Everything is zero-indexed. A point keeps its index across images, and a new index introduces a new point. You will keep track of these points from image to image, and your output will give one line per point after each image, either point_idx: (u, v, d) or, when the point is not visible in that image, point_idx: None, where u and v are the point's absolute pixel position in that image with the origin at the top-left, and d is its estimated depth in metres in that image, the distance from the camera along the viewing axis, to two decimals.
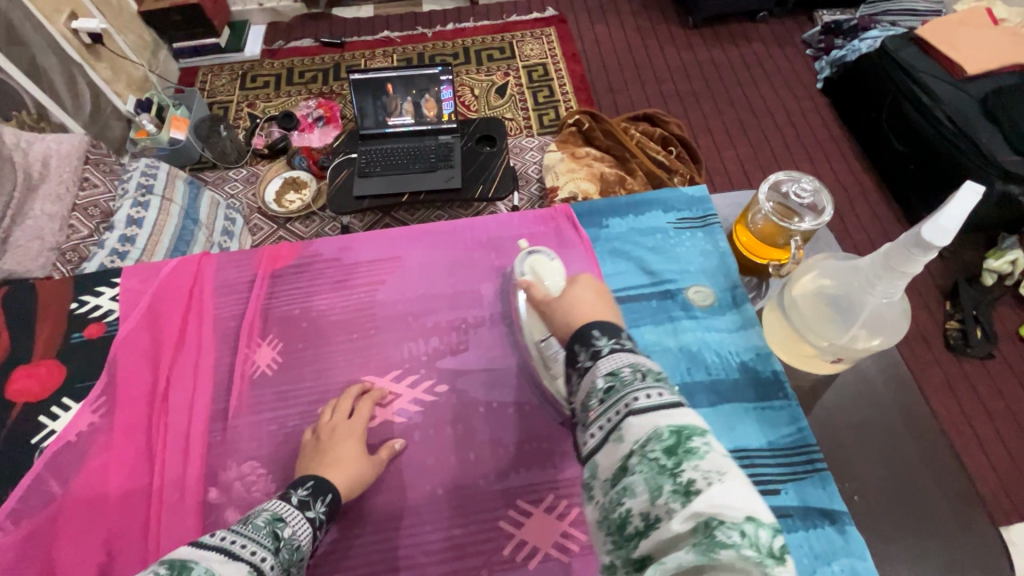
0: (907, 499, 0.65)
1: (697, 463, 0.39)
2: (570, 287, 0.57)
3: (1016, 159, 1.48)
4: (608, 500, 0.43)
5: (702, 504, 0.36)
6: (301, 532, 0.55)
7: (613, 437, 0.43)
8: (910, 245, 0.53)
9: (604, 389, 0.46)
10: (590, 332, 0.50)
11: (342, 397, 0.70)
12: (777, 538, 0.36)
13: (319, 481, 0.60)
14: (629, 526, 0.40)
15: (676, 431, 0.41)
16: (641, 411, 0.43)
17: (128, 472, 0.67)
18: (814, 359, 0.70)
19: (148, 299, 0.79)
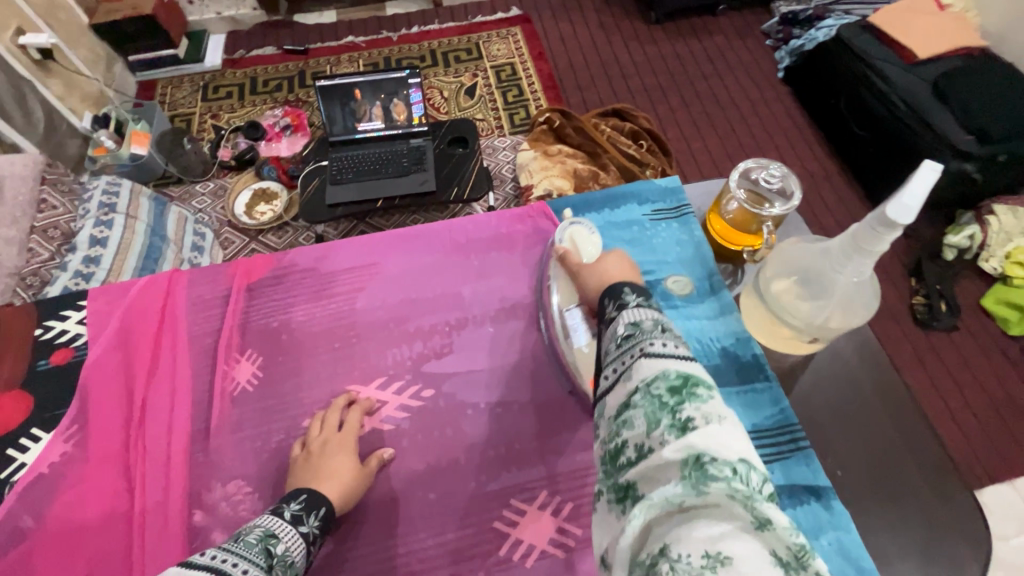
0: (888, 471, 0.67)
1: (700, 405, 0.39)
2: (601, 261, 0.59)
3: (968, 138, 1.54)
4: (608, 433, 0.43)
5: (698, 440, 0.36)
6: (294, 547, 0.54)
7: (620, 374, 0.43)
8: (875, 224, 0.54)
9: (623, 334, 0.46)
10: (621, 289, 0.51)
11: (330, 409, 0.69)
12: (767, 485, 0.36)
13: (312, 494, 0.59)
14: (621, 457, 0.40)
15: (684, 375, 0.41)
16: (654, 353, 0.43)
17: (107, 500, 0.64)
18: (791, 339, 0.72)
19: (117, 320, 0.76)
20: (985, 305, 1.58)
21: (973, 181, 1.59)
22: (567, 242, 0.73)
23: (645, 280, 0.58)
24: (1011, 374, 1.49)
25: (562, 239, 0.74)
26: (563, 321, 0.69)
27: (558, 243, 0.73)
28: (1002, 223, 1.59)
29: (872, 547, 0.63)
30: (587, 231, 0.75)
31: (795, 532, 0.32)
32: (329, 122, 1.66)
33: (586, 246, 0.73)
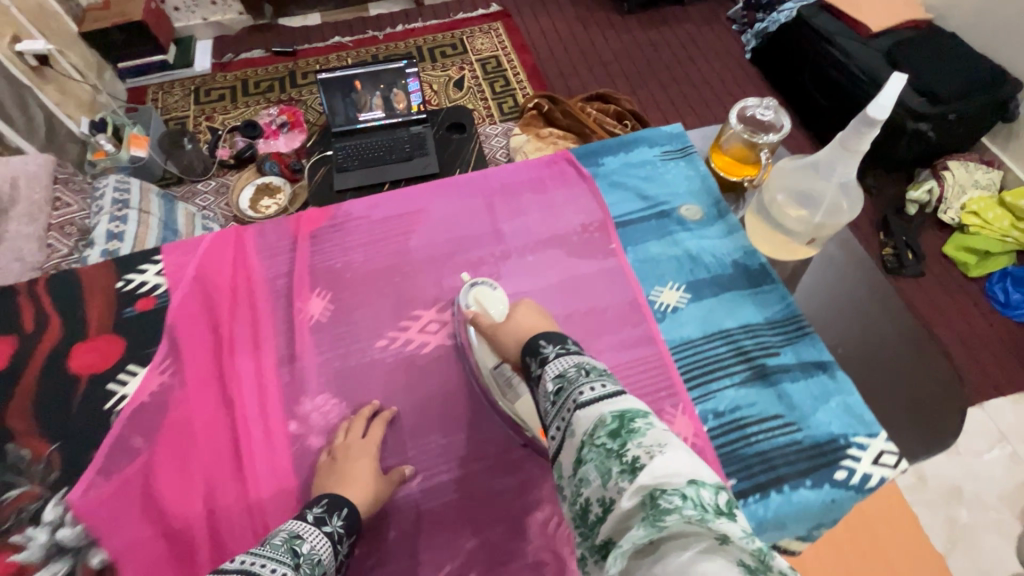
0: (877, 345, 0.80)
1: (640, 442, 0.42)
2: (515, 312, 0.66)
3: (921, 100, 1.71)
4: (572, 493, 0.46)
5: (647, 478, 0.39)
6: (320, 545, 0.57)
7: (565, 432, 0.48)
8: (858, 125, 0.66)
9: (555, 390, 0.51)
10: (537, 344, 0.58)
11: (355, 419, 0.71)
12: (722, 499, 0.38)
13: (332, 497, 0.63)
14: (591, 514, 0.43)
15: (619, 416, 0.45)
16: (587, 403, 0.47)
17: (210, 420, 0.72)
18: (791, 245, 0.84)
19: (193, 269, 0.83)
20: (948, 252, 1.76)
21: (928, 139, 1.76)
22: (474, 306, 0.76)
23: (550, 321, 0.66)
24: (971, 310, 1.68)
25: (468, 302, 0.76)
26: (496, 379, 0.71)
27: (466, 309, 0.76)
28: (956, 177, 1.79)
29: (873, 406, 0.75)
30: (489, 288, 0.77)
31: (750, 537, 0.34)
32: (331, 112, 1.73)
33: (494, 304, 0.75)
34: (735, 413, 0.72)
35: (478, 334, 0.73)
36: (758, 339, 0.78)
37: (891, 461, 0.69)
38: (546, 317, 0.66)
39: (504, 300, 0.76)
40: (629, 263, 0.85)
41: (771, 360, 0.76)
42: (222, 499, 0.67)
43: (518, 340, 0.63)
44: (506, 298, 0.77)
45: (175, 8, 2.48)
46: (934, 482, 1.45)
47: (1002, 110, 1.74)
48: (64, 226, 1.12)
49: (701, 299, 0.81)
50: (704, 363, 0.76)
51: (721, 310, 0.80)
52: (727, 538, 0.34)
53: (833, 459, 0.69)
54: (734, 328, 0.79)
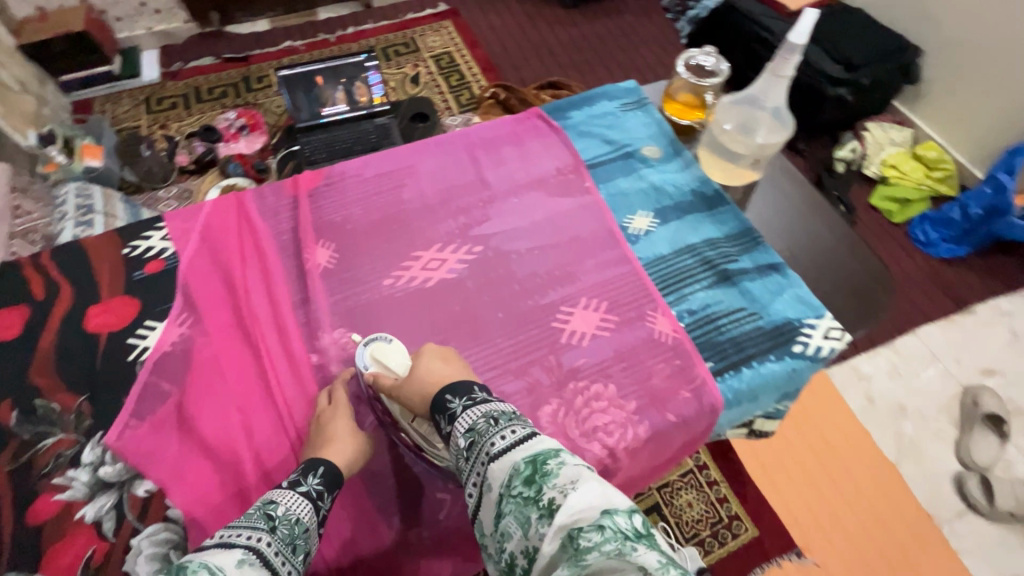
0: (818, 248, 0.95)
1: (553, 486, 0.51)
2: (416, 364, 0.70)
3: (837, 68, 1.92)
4: (497, 550, 0.54)
5: (565, 518, 0.48)
6: (297, 506, 0.59)
7: (482, 487, 0.56)
8: (785, 51, 0.80)
9: (467, 446, 0.59)
10: (444, 399, 0.64)
11: (317, 411, 0.72)
12: (632, 523, 0.47)
13: (305, 462, 0.65)
14: (517, 566, 0.51)
15: (530, 463, 0.53)
16: (499, 454, 0.56)
17: (235, 360, 0.77)
18: (739, 170, 0.96)
19: (198, 232, 0.88)
20: (873, 203, 1.99)
21: (848, 102, 1.96)
22: (374, 366, 0.74)
23: (453, 364, 0.71)
24: (898, 250, 1.91)
25: (367, 364, 0.74)
26: (418, 430, 0.70)
27: (365, 372, 0.74)
28: (874, 137, 2.02)
29: (819, 295, 0.88)
30: (386, 342, 0.76)
31: (660, 559, 0.43)
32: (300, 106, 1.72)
33: (394, 358, 0.74)
34: (707, 310, 0.84)
35: (386, 396, 0.72)
36: (719, 249, 0.90)
37: (837, 335, 0.82)
38: (449, 363, 0.70)
39: (405, 353, 0.74)
40: (603, 198, 0.95)
41: (733, 266, 0.88)
42: (259, 426, 0.72)
43: (424, 396, 0.67)
44: (406, 351, 0.75)
45: (117, 18, 2.35)
46: (883, 401, 1.62)
47: (906, 73, 1.97)
48: (29, 234, 1.14)
49: (668, 221, 0.93)
50: (676, 274, 0.87)
51: (687, 230, 0.92)
52: (643, 566, 0.42)
53: (790, 337, 0.81)
54: (699, 243, 0.90)
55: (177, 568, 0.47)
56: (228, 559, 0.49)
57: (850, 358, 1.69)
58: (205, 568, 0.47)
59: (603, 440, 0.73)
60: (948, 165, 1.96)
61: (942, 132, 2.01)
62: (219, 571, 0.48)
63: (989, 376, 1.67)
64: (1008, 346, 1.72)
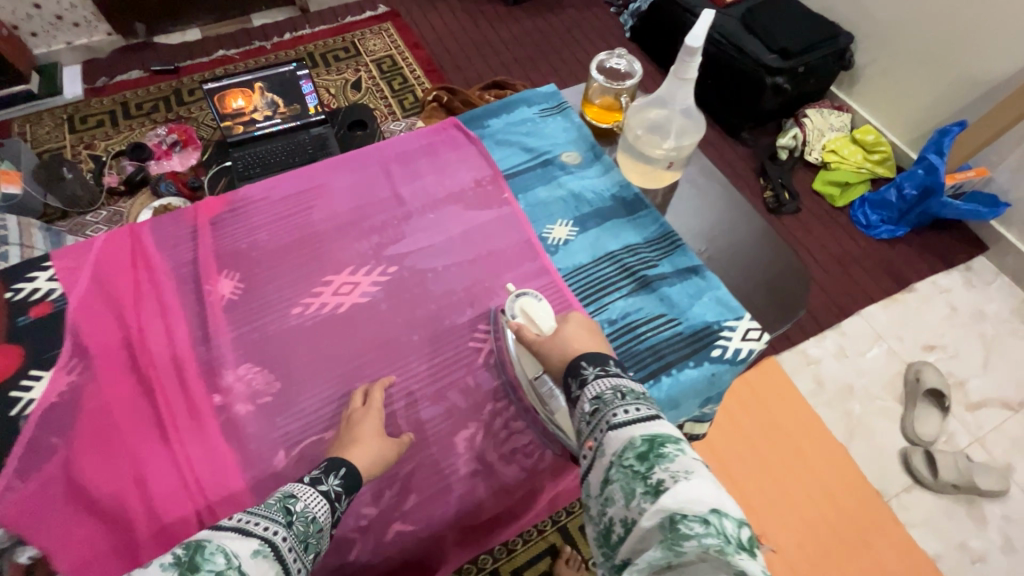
0: (739, 247, 0.94)
1: (667, 467, 0.50)
2: (563, 327, 0.71)
3: (774, 57, 1.93)
4: (598, 512, 0.54)
5: (670, 500, 0.47)
6: (315, 504, 0.58)
7: (596, 452, 0.56)
8: (683, 56, 0.78)
9: (591, 411, 0.59)
10: (579, 366, 0.64)
11: (351, 401, 0.73)
12: (739, 529, 0.45)
13: (330, 459, 0.63)
14: (614, 533, 0.52)
15: (648, 440, 0.53)
16: (619, 426, 0.56)
17: (131, 405, 0.72)
18: (656, 173, 0.95)
19: (89, 271, 0.82)
20: (816, 188, 2.02)
21: (786, 91, 1.98)
22: (521, 316, 0.75)
23: (595, 335, 0.71)
24: (840, 233, 1.94)
25: (515, 314, 0.76)
26: (537, 390, 0.73)
27: (512, 322, 0.75)
28: (814, 123, 2.05)
29: (739, 295, 0.88)
30: (536, 299, 0.77)
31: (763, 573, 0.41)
32: (229, 121, 1.51)
33: (540, 315, 0.75)
34: (627, 318, 0.83)
35: (522, 347, 0.74)
36: (638, 256, 0.89)
37: (756, 335, 0.82)
38: (593, 334, 0.70)
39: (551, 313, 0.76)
40: (521, 209, 0.93)
41: (652, 272, 0.87)
42: (154, 476, 0.67)
43: (564, 358, 0.68)
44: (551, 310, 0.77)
45: (31, 33, 2.18)
46: (830, 383, 1.65)
47: (840, 59, 2.01)
48: None
49: (587, 229, 0.91)
50: (595, 283, 0.86)
51: (606, 237, 0.91)
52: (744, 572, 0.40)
53: (709, 341, 0.81)
54: (619, 250, 0.89)
55: (196, 546, 0.46)
56: (246, 547, 0.48)
57: (799, 343, 1.72)
58: (221, 552, 0.46)
59: (522, 462, 0.73)
60: (886, 148, 2.01)
61: (878, 116, 2.06)
62: (235, 559, 0.47)
63: (930, 351, 1.72)
64: (945, 322, 1.78)
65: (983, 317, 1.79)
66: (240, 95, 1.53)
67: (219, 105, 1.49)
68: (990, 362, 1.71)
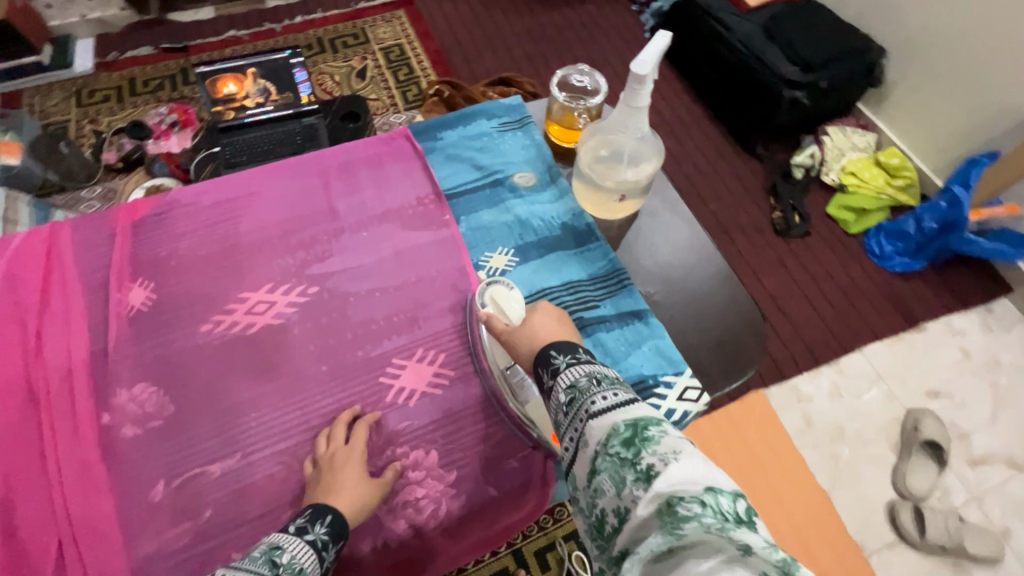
0: (693, 291, 0.86)
1: (655, 449, 0.45)
2: (531, 317, 0.67)
3: (793, 70, 1.79)
4: (588, 505, 0.49)
5: (662, 484, 0.42)
6: (302, 554, 0.56)
7: (579, 442, 0.51)
8: (631, 82, 0.70)
9: (568, 402, 0.54)
10: (549, 356, 0.60)
11: (334, 425, 0.70)
12: (739, 503, 0.40)
13: (315, 506, 0.61)
14: (607, 525, 0.46)
15: (631, 424, 0.48)
16: (598, 414, 0.50)
17: (15, 417, 0.70)
18: (609, 204, 0.87)
19: (3, 270, 0.80)
20: (829, 212, 1.88)
21: (805, 106, 1.83)
22: (491, 307, 0.72)
23: (564, 324, 0.67)
24: (850, 263, 1.80)
25: (484, 304, 0.73)
26: (509, 381, 0.72)
27: (482, 312, 0.72)
28: (834, 141, 1.90)
29: (682, 348, 0.81)
30: (506, 288, 0.73)
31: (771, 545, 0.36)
32: (220, 106, 1.42)
33: (510, 305, 0.71)
34: None
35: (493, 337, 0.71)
36: (578, 294, 0.82)
37: (694, 396, 0.74)
38: (563, 324, 0.67)
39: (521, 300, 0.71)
40: (461, 233, 0.87)
41: (591, 313, 0.80)
42: (23, 499, 0.65)
43: (531, 349, 0.64)
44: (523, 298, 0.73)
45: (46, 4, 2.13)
46: (819, 424, 1.54)
47: (868, 74, 1.85)
48: None
49: (528, 260, 0.85)
50: None
51: (545, 271, 0.84)
52: (749, 548, 0.35)
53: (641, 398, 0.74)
54: (557, 286, 0.82)
55: None
56: None
57: (791, 378, 1.60)
58: None
59: (410, 517, 0.68)
60: (910, 173, 1.85)
61: (905, 137, 1.90)
62: None
63: (934, 398, 1.58)
64: (955, 367, 1.63)
65: (998, 365, 1.64)
66: (232, 80, 1.45)
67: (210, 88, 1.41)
68: (1000, 416, 1.56)
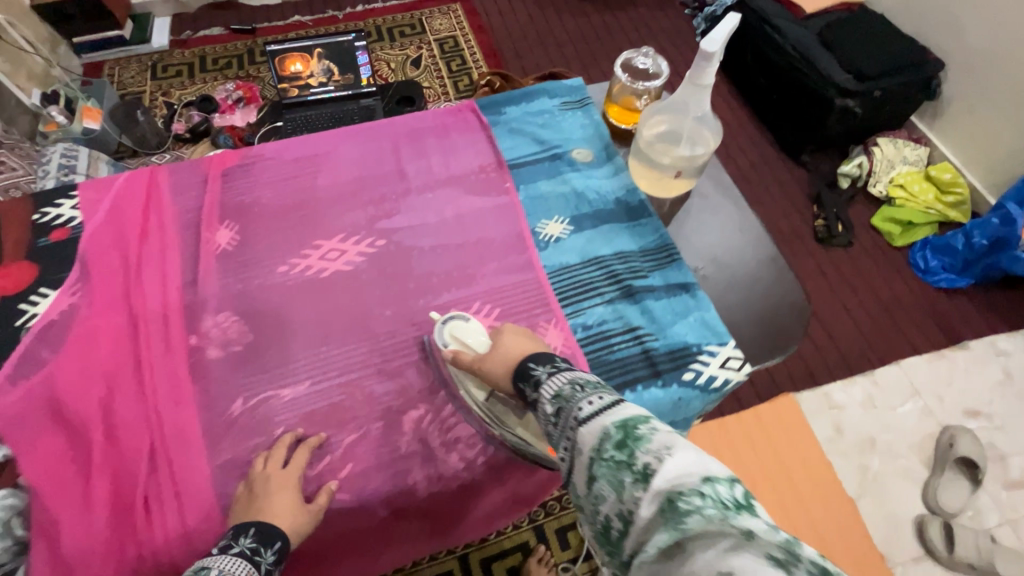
0: (740, 272, 0.89)
1: (647, 447, 0.43)
2: (500, 343, 0.67)
3: (848, 77, 1.77)
4: (589, 515, 0.46)
5: (661, 482, 0.40)
6: (230, 567, 0.59)
7: (571, 452, 0.48)
8: (699, 60, 0.74)
9: (554, 412, 0.53)
10: (528, 369, 0.60)
11: (275, 448, 0.70)
12: (738, 488, 0.39)
13: (237, 525, 0.64)
14: (612, 532, 0.43)
15: (621, 426, 0.45)
16: (587, 419, 0.48)
17: (114, 333, 0.77)
18: (665, 182, 0.91)
19: (106, 205, 0.88)
20: (874, 223, 1.86)
21: (857, 115, 1.81)
22: (453, 344, 0.73)
23: (536, 342, 0.69)
24: (893, 275, 1.78)
25: (445, 342, 0.73)
26: (489, 410, 0.71)
27: (445, 350, 0.72)
28: (885, 153, 1.88)
29: (727, 322, 0.84)
30: (464, 321, 0.74)
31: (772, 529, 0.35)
32: (286, 84, 1.50)
33: (473, 337, 0.73)
34: (602, 326, 0.80)
35: (462, 370, 0.71)
36: (629, 264, 0.86)
37: (736, 365, 0.77)
38: (531, 339, 0.68)
39: (482, 330, 0.74)
40: (520, 200, 0.92)
41: (640, 282, 0.84)
42: (121, 403, 0.72)
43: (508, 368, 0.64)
44: (482, 327, 0.75)
45: None
46: (850, 433, 1.52)
47: (925, 87, 1.82)
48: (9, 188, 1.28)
49: (582, 230, 0.89)
50: (578, 285, 0.84)
51: (599, 240, 0.88)
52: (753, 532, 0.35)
53: (684, 362, 0.77)
54: (610, 255, 0.86)
55: None
56: None
57: (824, 384, 1.59)
58: None
59: (463, 453, 0.73)
60: (962, 190, 1.82)
61: (959, 153, 1.87)
62: None
63: (972, 418, 1.55)
64: (996, 389, 1.59)
65: None
66: (299, 60, 1.50)
67: (278, 67, 1.47)
68: None
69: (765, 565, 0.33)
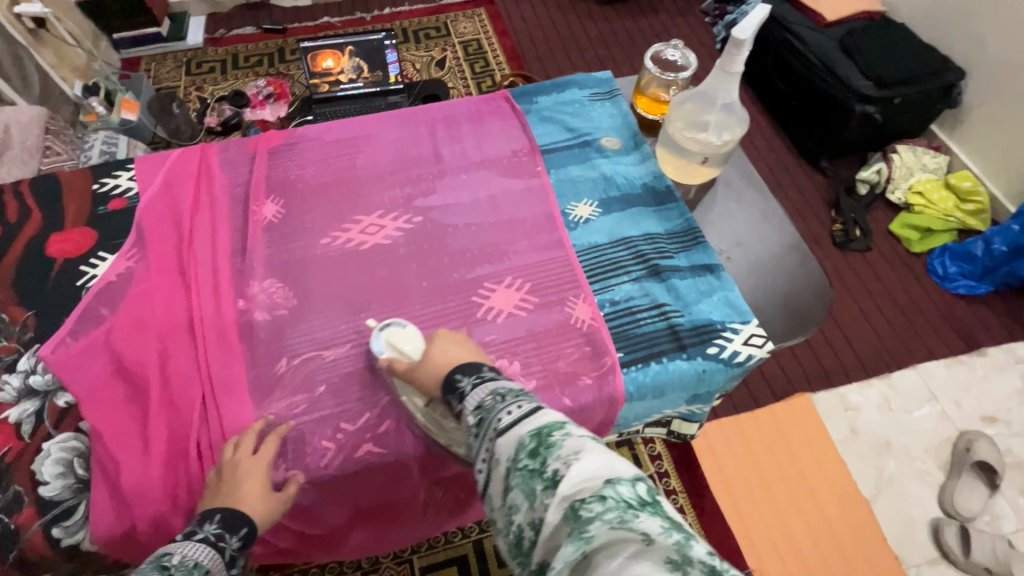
0: (761, 257, 0.92)
1: (558, 454, 0.45)
2: (430, 351, 0.69)
3: (868, 84, 1.78)
4: (505, 523, 0.48)
5: (567, 488, 0.43)
6: (195, 552, 0.59)
7: (490, 462, 0.50)
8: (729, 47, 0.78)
9: (477, 422, 0.54)
10: (454, 379, 0.61)
11: (244, 436, 0.70)
12: (637, 488, 0.42)
13: (201, 514, 0.64)
14: (525, 539, 0.45)
15: (536, 435, 0.48)
16: (505, 429, 0.50)
17: (168, 294, 0.82)
18: (691, 168, 0.95)
19: (161, 177, 0.93)
20: (892, 230, 1.87)
21: (876, 122, 1.83)
22: (389, 351, 0.74)
23: (470, 350, 0.69)
24: (910, 279, 1.79)
25: (382, 348, 0.75)
26: (430, 416, 0.71)
27: (381, 357, 0.74)
28: (903, 160, 1.89)
29: (750, 302, 0.87)
30: (400, 328, 0.76)
31: (664, 528, 0.38)
32: (317, 80, 1.55)
33: (407, 343, 0.74)
34: (629, 302, 0.83)
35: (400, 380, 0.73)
36: (656, 244, 0.89)
37: (759, 342, 0.80)
38: (463, 346, 0.69)
39: (417, 336, 0.75)
40: (551, 183, 0.96)
41: (665, 262, 0.87)
42: (176, 356, 0.77)
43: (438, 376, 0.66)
44: (418, 332, 0.76)
45: None
46: (866, 434, 1.51)
47: (944, 95, 1.84)
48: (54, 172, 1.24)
49: (611, 212, 0.92)
50: (606, 264, 0.87)
51: (626, 222, 0.91)
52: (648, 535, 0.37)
53: (707, 338, 0.80)
54: (638, 236, 0.90)
55: None
56: None
57: (839, 386, 1.59)
58: None
59: None
60: (982, 198, 1.82)
61: (978, 161, 1.88)
62: None
63: (990, 424, 1.55)
64: (1015, 395, 1.59)
65: None
66: (331, 56, 1.57)
67: (311, 63, 1.53)
68: None
69: (660, 568, 0.36)
